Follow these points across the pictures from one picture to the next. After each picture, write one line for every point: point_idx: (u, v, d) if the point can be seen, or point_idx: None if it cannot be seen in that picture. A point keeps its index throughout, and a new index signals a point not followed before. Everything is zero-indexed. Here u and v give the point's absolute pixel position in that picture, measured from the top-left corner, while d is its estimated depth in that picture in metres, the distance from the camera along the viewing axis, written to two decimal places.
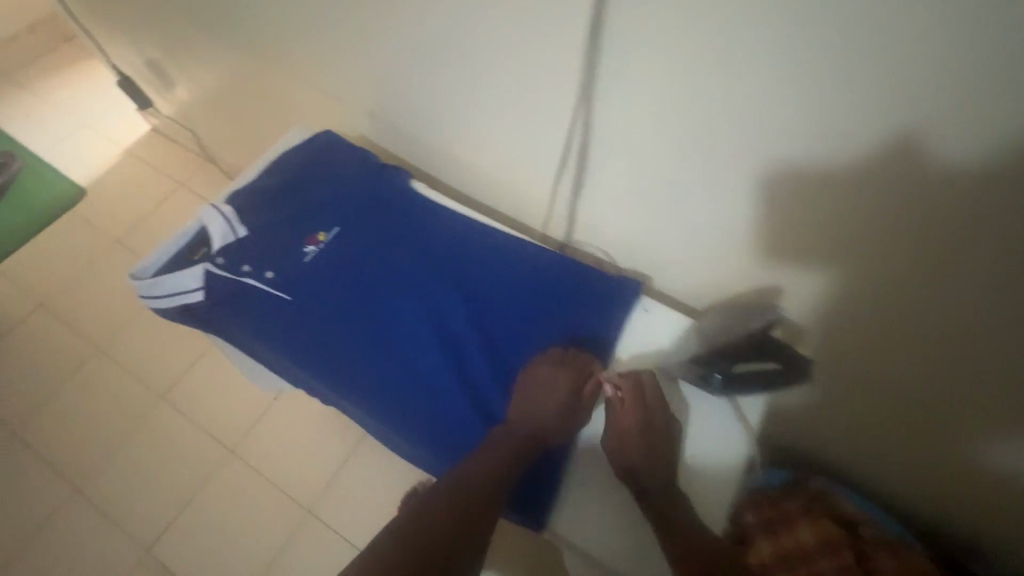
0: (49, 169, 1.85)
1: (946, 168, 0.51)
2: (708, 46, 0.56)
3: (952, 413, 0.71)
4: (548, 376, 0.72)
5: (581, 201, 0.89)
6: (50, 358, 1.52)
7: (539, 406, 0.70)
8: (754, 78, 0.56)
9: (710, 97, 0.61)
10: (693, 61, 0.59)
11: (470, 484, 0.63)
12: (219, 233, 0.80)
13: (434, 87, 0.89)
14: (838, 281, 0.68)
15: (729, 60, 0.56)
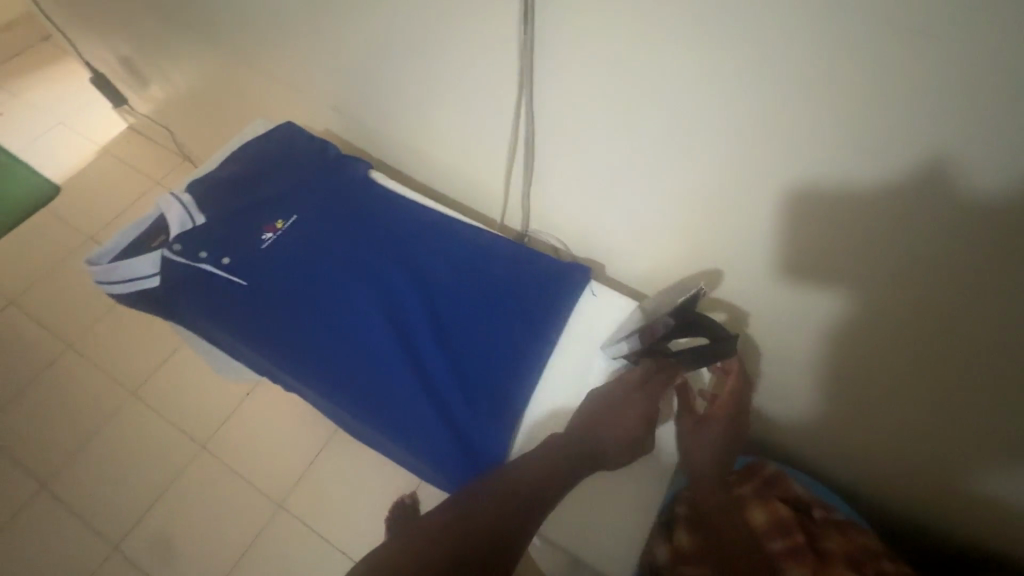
0: (22, 167, 1.84)
1: (867, 147, 0.54)
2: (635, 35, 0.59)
3: (890, 384, 0.76)
4: (646, 391, 0.72)
5: (535, 191, 0.92)
6: (19, 355, 1.51)
7: (630, 419, 0.70)
8: (680, 66, 0.59)
9: (643, 85, 0.64)
10: (624, 50, 0.62)
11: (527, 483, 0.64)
12: (176, 219, 0.81)
13: (394, 81, 0.91)
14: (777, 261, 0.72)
15: (655, 48, 0.59)
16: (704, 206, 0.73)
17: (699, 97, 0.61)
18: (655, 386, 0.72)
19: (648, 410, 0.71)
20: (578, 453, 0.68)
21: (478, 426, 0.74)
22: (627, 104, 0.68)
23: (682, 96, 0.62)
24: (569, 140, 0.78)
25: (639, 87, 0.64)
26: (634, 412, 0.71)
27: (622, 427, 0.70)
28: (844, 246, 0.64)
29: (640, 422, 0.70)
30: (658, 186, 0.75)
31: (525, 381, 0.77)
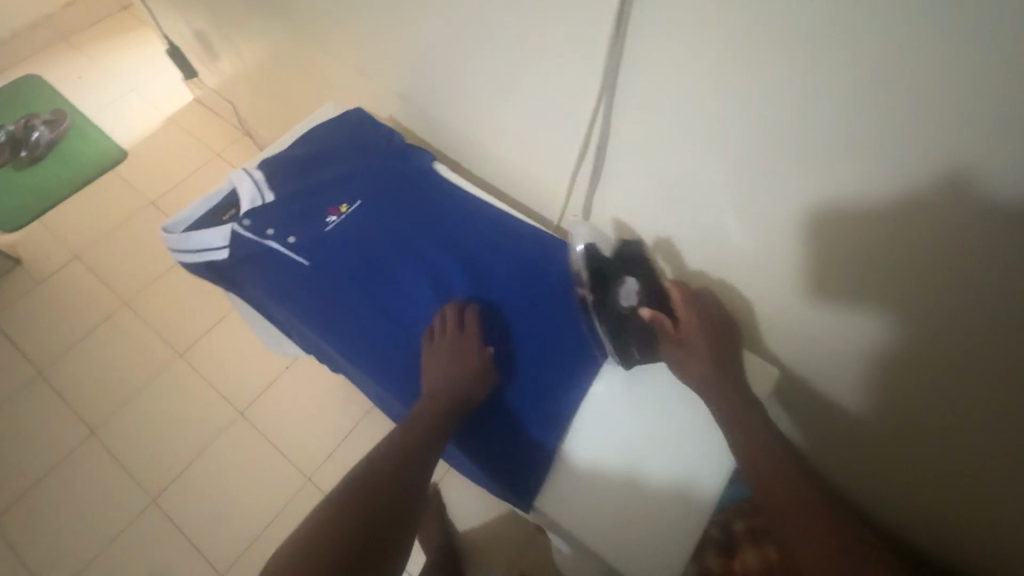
0: (95, 130, 1.93)
1: (973, 200, 0.49)
2: (729, 52, 0.56)
3: (949, 440, 0.69)
4: (452, 340, 0.75)
5: (596, 199, 0.90)
6: (79, 308, 1.59)
7: (447, 370, 0.73)
8: (770, 89, 0.56)
9: (727, 104, 0.61)
10: (714, 67, 0.59)
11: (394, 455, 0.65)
12: (247, 196, 0.84)
13: (463, 75, 0.91)
14: (847, 302, 0.67)
15: (747, 69, 0.56)
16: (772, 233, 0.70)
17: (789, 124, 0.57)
18: (470, 332, 0.76)
19: (471, 351, 0.74)
20: (443, 412, 0.70)
21: (524, 412, 0.75)
22: (706, 121, 0.65)
23: (768, 120, 0.59)
24: (638, 149, 0.76)
25: (723, 105, 0.62)
26: (445, 364, 0.73)
27: (449, 380, 0.72)
28: (921, 295, 0.59)
29: (462, 369, 0.73)
30: (727, 207, 0.72)
31: (576, 383, 0.77)
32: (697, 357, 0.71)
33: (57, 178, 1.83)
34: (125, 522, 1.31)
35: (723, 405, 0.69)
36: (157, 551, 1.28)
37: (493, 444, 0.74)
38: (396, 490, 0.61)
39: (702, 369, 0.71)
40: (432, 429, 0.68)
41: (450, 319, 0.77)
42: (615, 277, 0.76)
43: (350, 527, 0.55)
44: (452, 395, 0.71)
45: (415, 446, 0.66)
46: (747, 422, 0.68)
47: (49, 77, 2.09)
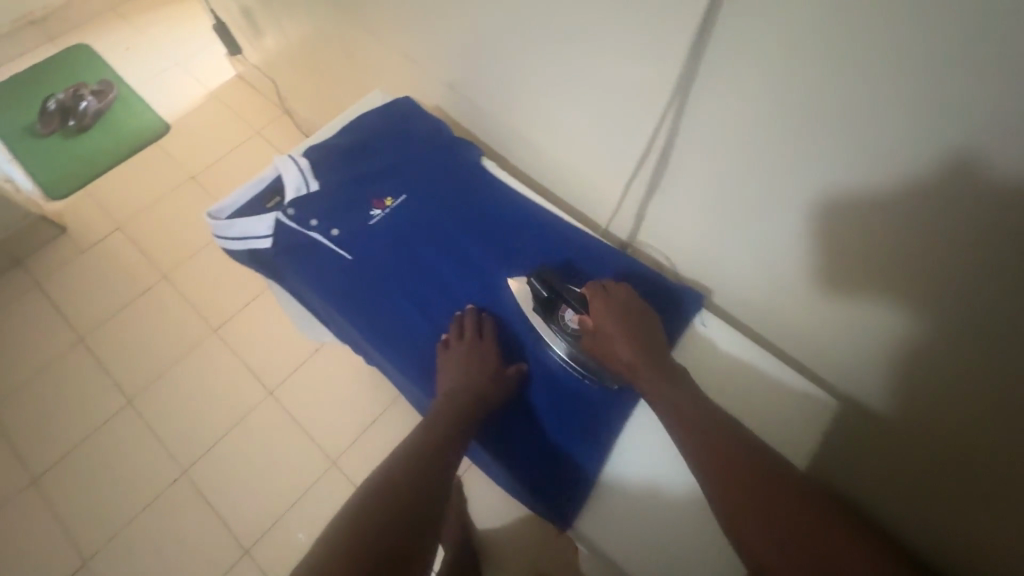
0: (141, 102, 1.95)
1: None
2: (831, 63, 0.54)
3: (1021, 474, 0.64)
4: (470, 346, 0.73)
5: (651, 205, 0.87)
6: (120, 278, 1.63)
7: (468, 373, 0.71)
8: (872, 105, 0.54)
9: (819, 117, 0.58)
10: (811, 79, 0.56)
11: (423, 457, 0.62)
12: (292, 184, 0.83)
13: (516, 69, 0.87)
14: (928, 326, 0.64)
15: (851, 84, 0.54)
16: (846, 252, 0.67)
17: (890, 141, 0.55)
18: (483, 339, 0.74)
19: (491, 356, 0.73)
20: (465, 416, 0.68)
21: (561, 424, 0.73)
22: (790, 133, 0.62)
23: (865, 136, 0.56)
24: (704, 160, 0.73)
25: (813, 119, 0.59)
26: (463, 368, 0.71)
27: (468, 383, 0.70)
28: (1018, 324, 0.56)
29: (483, 373, 0.71)
30: (798, 224, 0.70)
31: (622, 396, 0.74)
32: (615, 341, 0.70)
33: (103, 150, 1.85)
34: (158, 491, 1.35)
35: (651, 385, 0.67)
36: (186, 522, 1.32)
37: (530, 456, 0.72)
38: (427, 494, 0.59)
39: (621, 350, 0.69)
40: (458, 434, 0.66)
41: (465, 324, 0.75)
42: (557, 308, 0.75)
43: (384, 532, 0.52)
44: (474, 398, 0.69)
45: (441, 450, 0.64)
46: (679, 399, 0.66)
47: (97, 47, 2.11)
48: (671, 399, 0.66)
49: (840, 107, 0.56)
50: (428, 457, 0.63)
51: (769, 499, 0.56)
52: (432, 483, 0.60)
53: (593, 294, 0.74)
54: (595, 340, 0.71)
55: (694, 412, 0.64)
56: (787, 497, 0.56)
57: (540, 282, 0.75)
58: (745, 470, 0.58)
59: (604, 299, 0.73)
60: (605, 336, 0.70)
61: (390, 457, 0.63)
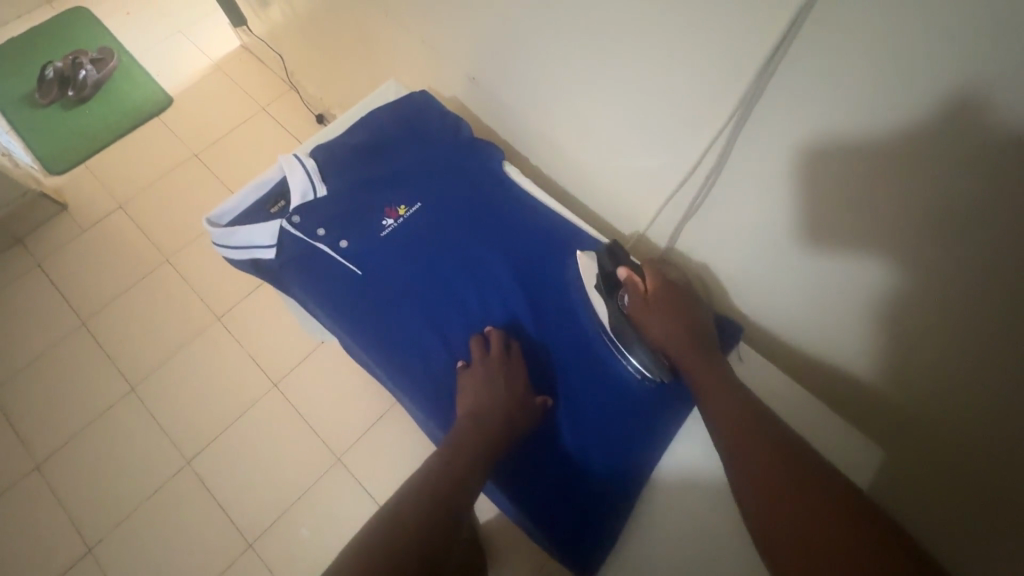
0: (142, 73, 1.87)
1: None
2: (939, 79, 0.48)
3: None
4: (498, 365, 0.68)
5: (691, 220, 0.83)
6: (123, 259, 1.58)
7: (492, 394, 0.65)
8: (969, 133, 0.49)
9: (907, 138, 0.53)
10: (905, 97, 0.51)
11: (440, 486, 0.56)
12: (299, 188, 0.76)
13: (552, 61, 0.81)
14: (998, 368, 0.59)
15: (954, 104, 0.48)
16: (908, 290, 0.62)
17: (981, 173, 0.50)
18: (509, 363, 0.68)
19: (518, 379, 0.68)
20: (491, 443, 0.62)
21: (587, 457, 0.68)
22: (869, 154, 0.57)
23: (960, 163, 0.51)
24: (762, 173, 0.68)
25: (902, 138, 0.54)
26: (492, 386, 0.66)
27: (497, 404, 0.65)
28: None
29: (513, 396, 0.66)
30: (860, 254, 0.64)
31: (653, 435, 0.69)
32: (670, 320, 0.68)
33: (103, 123, 1.78)
34: (161, 481, 1.34)
35: (692, 367, 0.66)
36: (190, 514, 1.30)
37: (549, 493, 0.67)
38: (445, 529, 0.52)
39: (675, 328, 0.67)
40: (481, 463, 0.60)
41: (492, 341, 0.70)
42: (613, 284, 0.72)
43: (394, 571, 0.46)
44: (504, 421, 0.64)
45: (462, 479, 0.58)
46: (718, 383, 0.64)
47: (96, 11, 2.01)
48: (713, 382, 0.64)
49: (936, 128, 0.51)
50: (446, 486, 0.56)
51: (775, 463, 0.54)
52: (456, 514, 0.54)
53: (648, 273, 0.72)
54: (651, 313, 0.68)
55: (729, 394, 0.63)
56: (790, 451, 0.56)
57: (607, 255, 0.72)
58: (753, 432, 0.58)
59: (660, 281, 0.71)
60: (667, 314, 0.68)
61: (401, 486, 0.57)
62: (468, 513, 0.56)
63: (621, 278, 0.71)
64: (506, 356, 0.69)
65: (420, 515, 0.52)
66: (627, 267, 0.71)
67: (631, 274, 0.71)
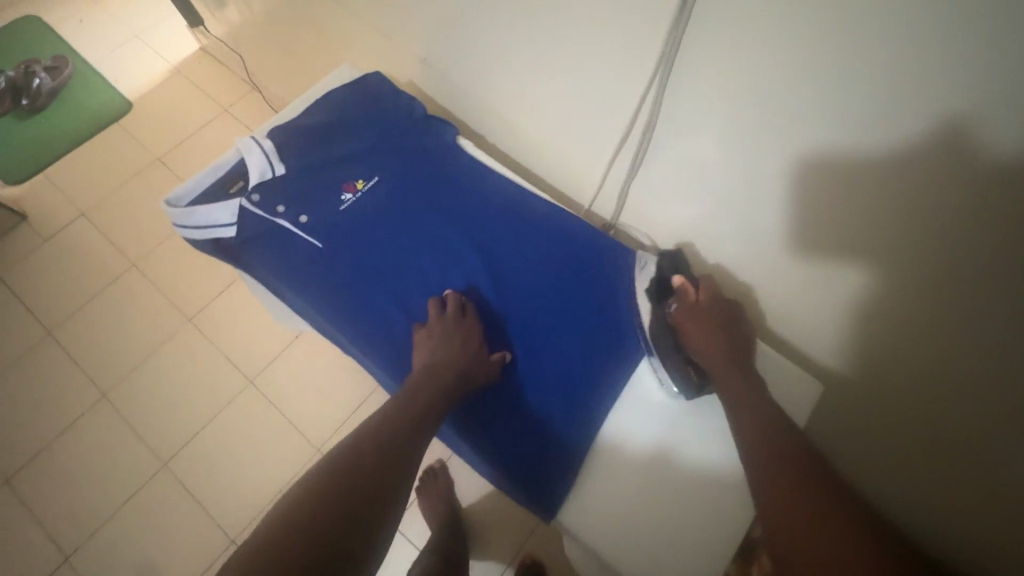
0: (99, 80, 1.84)
1: None
2: (822, 24, 0.53)
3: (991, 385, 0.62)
4: (453, 324, 0.71)
5: (635, 181, 0.87)
6: (88, 266, 1.56)
7: (447, 351, 0.68)
8: (851, 70, 0.54)
9: (805, 82, 0.58)
10: (801, 43, 0.55)
11: (391, 432, 0.59)
12: (257, 168, 0.78)
13: (495, 37, 0.84)
14: (905, 293, 0.64)
15: (838, 47, 0.53)
16: (839, 228, 0.67)
17: (871, 108, 0.55)
18: (466, 326, 0.71)
19: (472, 339, 0.71)
20: (444, 395, 0.65)
21: (537, 404, 0.71)
22: (778, 102, 0.62)
23: (852, 99, 0.56)
24: (700, 130, 0.72)
25: (819, 82, 0.57)
26: (447, 346, 0.68)
27: (452, 360, 0.68)
28: (994, 286, 0.56)
29: (466, 354, 0.68)
30: (786, 197, 0.69)
31: (607, 385, 0.72)
32: (709, 333, 0.68)
33: (62, 131, 1.76)
34: (137, 485, 1.32)
35: (722, 378, 0.66)
36: (169, 515, 1.30)
37: (506, 444, 0.70)
38: (389, 469, 0.56)
39: (713, 346, 0.67)
40: (432, 413, 0.63)
41: (448, 304, 0.72)
42: (663, 294, 0.73)
43: (337, 500, 0.50)
44: (458, 377, 0.67)
45: (412, 426, 0.61)
46: (745, 394, 0.64)
47: (48, 20, 1.98)
48: (738, 398, 0.64)
49: (825, 68, 0.55)
50: (395, 432, 0.59)
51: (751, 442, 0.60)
52: (402, 457, 0.57)
53: (705, 284, 0.72)
54: (693, 324, 0.69)
55: (752, 406, 0.63)
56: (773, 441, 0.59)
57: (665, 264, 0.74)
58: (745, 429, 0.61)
59: (714, 293, 0.71)
60: (714, 331, 0.68)
61: (352, 431, 0.61)
62: (415, 456, 0.59)
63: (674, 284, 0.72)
64: (462, 317, 0.72)
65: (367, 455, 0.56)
66: (683, 276, 0.72)
67: (685, 282, 0.71)
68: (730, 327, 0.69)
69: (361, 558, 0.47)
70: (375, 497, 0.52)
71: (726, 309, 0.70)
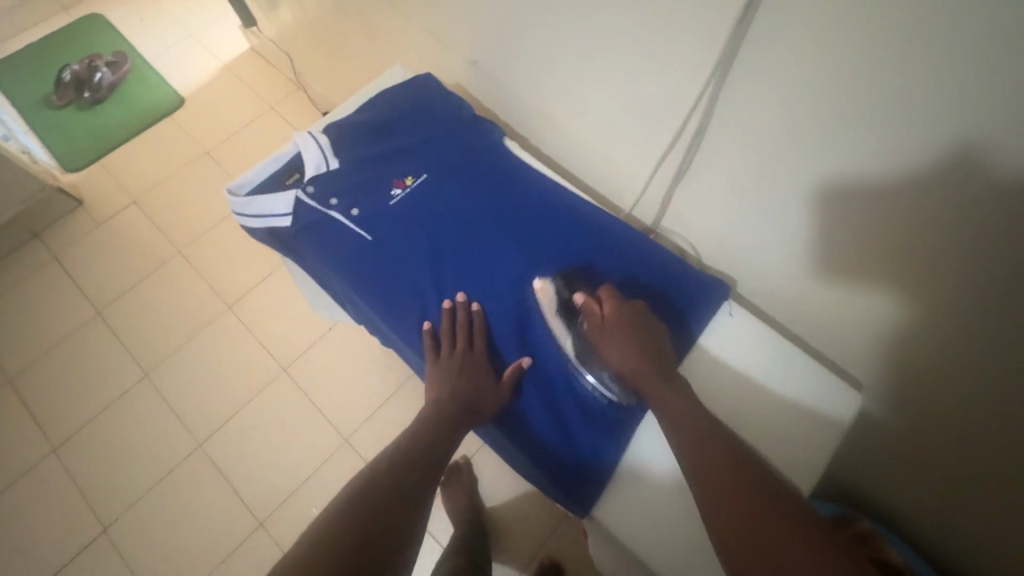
0: (155, 76, 1.93)
1: None
2: (880, 45, 0.53)
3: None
4: (462, 355, 0.73)
5: (679, 188, 0.87)
6: (136, 252, 1.64)
7: (456, 382, 0.71)
8: (908, 89, 0.53)
9: (855, 100, 0.58)
10: (859, 62, 0.55)
11: (413, 454, 0.62)
12: (313, 162, 0.83)
13: (545, 43, 0.86)
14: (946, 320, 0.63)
15: (896, 68, 0.53)
16: (879, 247, 0.66)
17: (926, 127, 0.54)
18: (473, 357, 0.73)
19: (481, 368, 0.73)
20: (457, 420, 0.68)
21: (557, 424, 0.72)
22: (829, 116, 0.62)
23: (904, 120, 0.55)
24: (744, 138, 0.72)
25: (867, 95, 0.57)
26: (452, 379, 0.71)
27: (462, 390, 0.71)
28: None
29: (472, 387, 0.71)
30: (830, 211, 0.69)
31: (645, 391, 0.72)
32: (615, 347, 0.66)
33: (118, 122, 1.85)
34: (172, 464, 1.37)
35: (647, 387, 0.63)
36: (200, 493, 1.34)
37: (538, 449, 0.72)
38: (414, 482, 0.59)
39: (623, 358, 0.65)
40: (448, 438, 0.66)
41: (456, 333, 0.75)
42: (573, 313, 0.72)
43: (370, 508, 0.53)
44: (468, 406, 0.70)
45: (431, 448, 0.64)
46: (672, 403, 0.61)
47: (112, 17, 2.09)
48: (672, 411, 0.60)
49: (877, 86, 0.56)
50: (417, 453, 0.63)
51: (690, 443, 0.56)
52: (425, 473, 0.60)
53: (606, 296, 0.71)
54: (601, 343, 0.68)
55: (688, 414, 0.59)
56: (716, 448, 0.55)
57: (562, 283, 0.74)
58: (681, 441, 0.57)
59: (618, 305, 0.69)
60: (624, 345, 0.66)
61: (380, 454, 0.63)
62: (437, 472, 0.62)
63: (578, 304, 0.71)
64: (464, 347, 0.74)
65: (392, 472, 0.59)
66: (582, 293, 0.71)
67: (586, 300, 0.71)
68: (647, 338, 0.67)
69: (397, 556, 0.50)
70: (404, 503, 0.55)
71: (637, 320, 0.68)
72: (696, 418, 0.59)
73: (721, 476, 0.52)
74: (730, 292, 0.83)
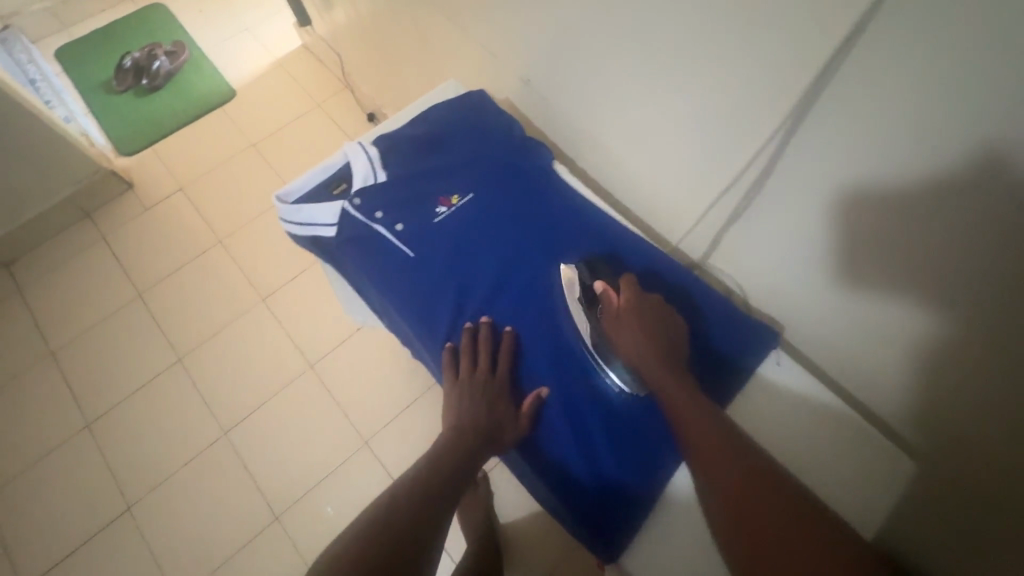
0: (210, 67, 1.99)
1: None
2: (975, 117, 0.49)
3: None
4: (483, 378, 0.72)
5: (732, 227, 0.84)
6: (179, 238, 1.68)
7: (476, 407, 0.70)
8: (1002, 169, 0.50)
9: (939, 169, 0.54)
10: (948, 133, 0.52)
11: (431, 478, 0.61)
12: (361, 173, 0.82)
13: (604, 70, 0.84)
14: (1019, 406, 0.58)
15: (990, 143, 0.49)
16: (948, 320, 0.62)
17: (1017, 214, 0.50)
18: (494, 380, 0.72)
19: (502, 394, 0.72)
20: (475, 446, 0.67)
21: (581, 458, 0.70)
22: (908, 181, 0.58)
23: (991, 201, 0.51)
24: (809, 187, 0.69)
25: (952, 163, 0.53)
26: (473, 404, 0.70)
27: (483, 416, 0.70)
28: None
29: (492, 414, 0.70)
30: (898, 275, 0.65)
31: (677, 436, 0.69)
32: (633, 338, 0.67)
33: (172, 110, 1.90)
34: (197, 450, 1.40)
35: (662, 385, 0.65)
36: (221, 481, 1.37)
37: (559, 485, 0.70)
38: (433, 509, 0.57)
39: (641, 350, 0.67)
40: (466, 465, 0.65)
41: (480, 356, 0.74)
42: (591, 297, 0.74)
43: (391, 533, 0.52)
44: (487, 432, 0.69)
45: (449, 475, 0.63)
46: (688, 409, 0.63)
47: (173, 7, 2.16)
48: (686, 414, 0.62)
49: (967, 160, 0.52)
50: (434, 479, 0.61)
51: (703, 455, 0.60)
52: (443, 500, 0.59)
53: (626, 288, 0.72)
54: (617, 331, 0.69)
55: (700, 420, 0.62)
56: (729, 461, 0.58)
57: (584, 267, 0.76)
58: (696, 448, 0.61)
59: (637, 299, 0.70)
60: (647, 337, 0.67)
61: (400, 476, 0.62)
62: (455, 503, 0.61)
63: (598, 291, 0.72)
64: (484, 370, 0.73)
65: (412, 496, 0.58)
66: (603, 281, 0.72)
67: (606, 288, 0.72)
68: (667, 338, 0.68)
69: None
70: (424, 530, 0.54)
71: (655, 319, 0.69)
72: (708, 424, 0.61)
73: (732, 488, 0.56)
74: (778, 340, 0.80)
